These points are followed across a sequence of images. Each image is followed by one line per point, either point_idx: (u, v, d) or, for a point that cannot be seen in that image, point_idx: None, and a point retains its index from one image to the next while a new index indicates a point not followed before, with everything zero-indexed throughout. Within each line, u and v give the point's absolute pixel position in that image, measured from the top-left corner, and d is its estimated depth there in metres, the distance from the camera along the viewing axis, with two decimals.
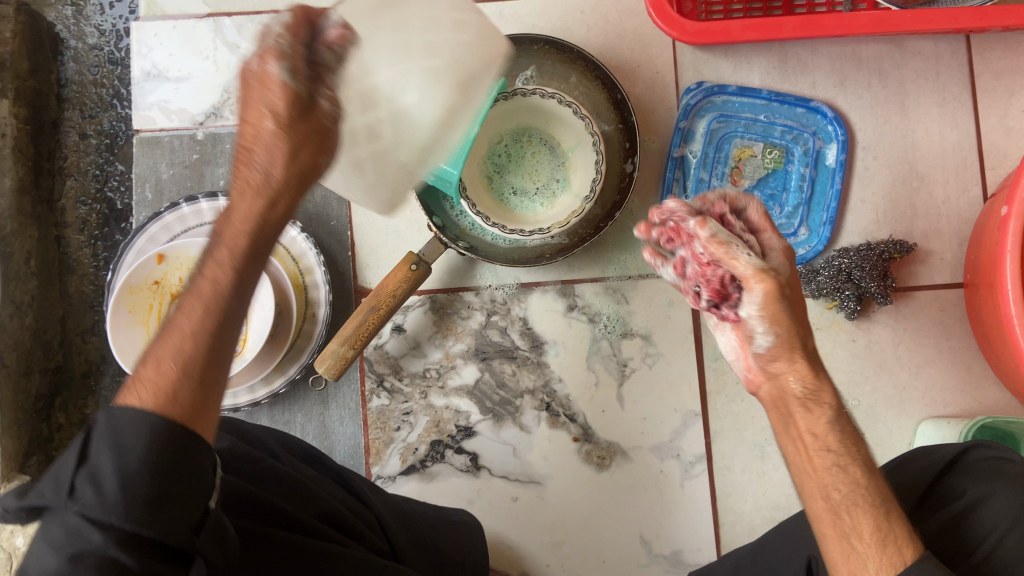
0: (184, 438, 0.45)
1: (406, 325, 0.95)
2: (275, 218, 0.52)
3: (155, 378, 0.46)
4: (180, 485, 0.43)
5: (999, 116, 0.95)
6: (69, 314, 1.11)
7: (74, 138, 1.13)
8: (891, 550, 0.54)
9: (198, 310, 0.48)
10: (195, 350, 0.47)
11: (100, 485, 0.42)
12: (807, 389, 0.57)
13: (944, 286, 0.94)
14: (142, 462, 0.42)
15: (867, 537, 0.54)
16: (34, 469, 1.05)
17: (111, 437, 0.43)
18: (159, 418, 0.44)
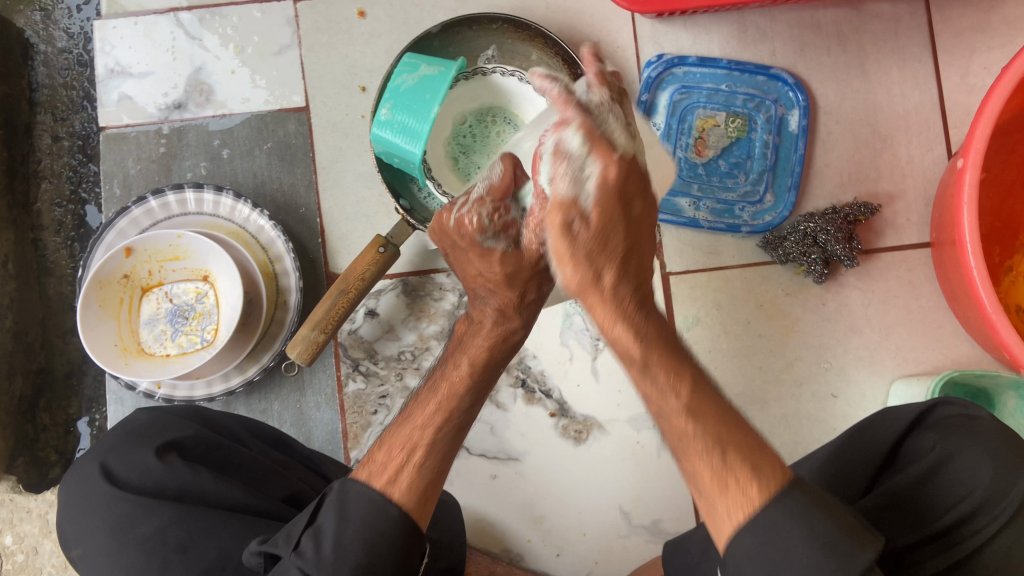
0: (395, 518, 0.54)
1: (379, 309, 0.95)
2: (501, 351, 0.67)
3: (386, 461, 0.58)
4: (388, 557, 0.53)
5: (961, 74, 0.96)
6: (50, 315, 1.09)
7: (47, 141, 1.11)
8: (738, 493, 0.50)
9: (428, 413, 0.61)
10: (427, 445, 0.59)
11: (335, 528, 0.54)
12: (626, 317, 0.57)
13: (911, 246, 0.95)
14: (359, 534, 0.53)
15: (711, 487, 0.51)
16: (21, 469, 1.05)
17: (341, 508, 0.55)
18: (383, 500, 0.55)
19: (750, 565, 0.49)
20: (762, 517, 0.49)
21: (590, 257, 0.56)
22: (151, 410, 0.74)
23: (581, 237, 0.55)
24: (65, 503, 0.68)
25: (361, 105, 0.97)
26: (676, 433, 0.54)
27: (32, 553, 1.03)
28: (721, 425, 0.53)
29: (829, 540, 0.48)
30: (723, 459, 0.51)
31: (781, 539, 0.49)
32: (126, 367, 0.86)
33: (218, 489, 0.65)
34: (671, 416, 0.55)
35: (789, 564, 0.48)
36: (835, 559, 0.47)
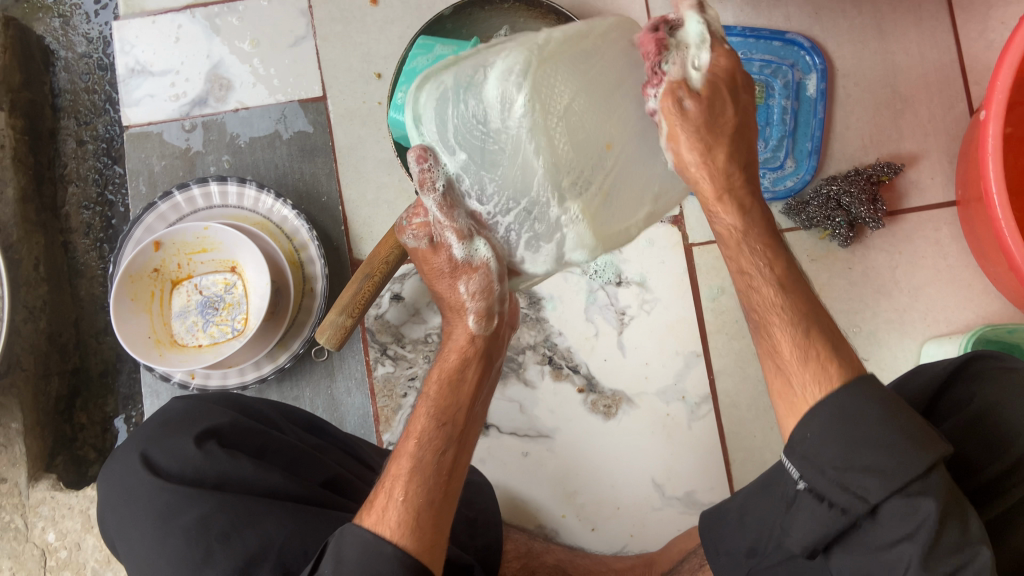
0: (378, 562, 0.52)
1: (404, 293, 0.96)
2: (465, 379, 0.61)
3: (376, 504, 0.56)
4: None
5: (979, 30, 0.95)
6: (82, 316, 1.11)
7: (72, 145, 1.12)
8: (818, 367, 0.55)
9: (398, 471, 0.57)
10: (408, 472, 0.57)
11: (329, 566, 0.52)
12: (761, 254, 0.60)
13: (937, 206, 0.94)
14: None
15: (794, 363, 0.56)
16: (61, 468, 1.06)
17: (336, 552, 0.53)
18: (377, 540, 0.53)
19: (825, 444, 0.51)
20: (832, 397, 0.52)
21: (701, 132, 0.56)
22: (186, 399, 0.74)
23: (692, 129, 0.56)
24: (106, 494, 0.69)
25: (377, 91, 0.98)
26: (764, 306, 0.59)
27: (75, 549, 1.01)
28: (829, 335, 0.56)
29: (908, 434, 0.49)
30: (807, 331, 0.56)
31: (860, 429, 0.50)
32: (160, 359, 0.88)
33: (258, 475, 0.66)
34: (761, 288, 0.59)
35: (866, 441, 0.50)
36: (898, 436, 0.49)
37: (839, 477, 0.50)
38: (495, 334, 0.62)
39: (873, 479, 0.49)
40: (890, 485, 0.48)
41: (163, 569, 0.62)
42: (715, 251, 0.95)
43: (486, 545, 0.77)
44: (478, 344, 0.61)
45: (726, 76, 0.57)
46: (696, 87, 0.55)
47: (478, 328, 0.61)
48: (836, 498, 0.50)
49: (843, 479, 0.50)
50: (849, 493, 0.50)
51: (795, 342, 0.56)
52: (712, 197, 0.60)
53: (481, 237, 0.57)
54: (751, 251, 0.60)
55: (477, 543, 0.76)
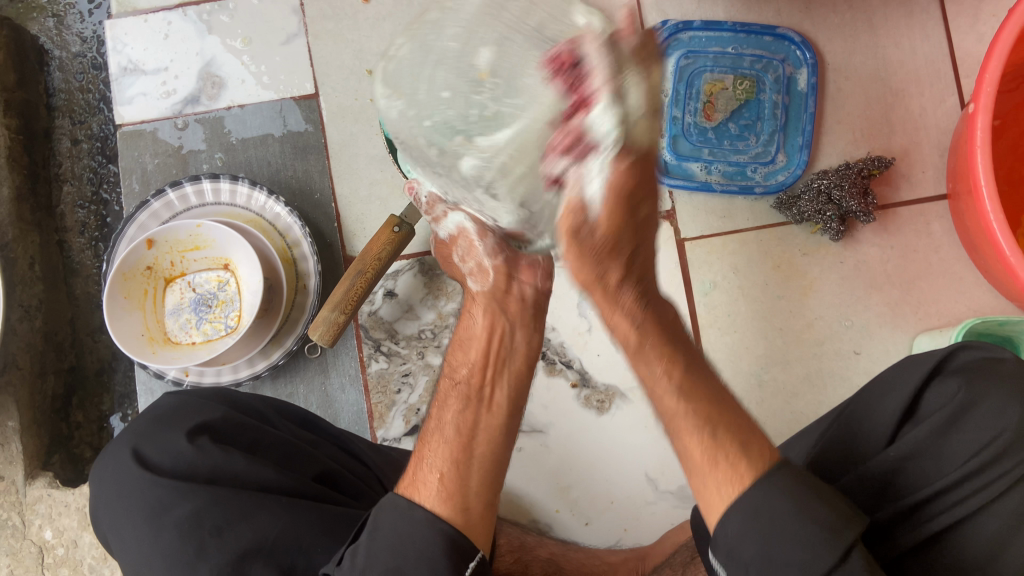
0: (412, 529, 0.55)
1: (398, 290, 0.96)
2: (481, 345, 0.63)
3: (410, 480, 0.60)
4: (421, 557, 0.53)
5: (970, 24, 0.95)
6: (78, 315, 1.12)
7: (67, 144, 1.13)
8: (729, 468, 0.51)
9: (428, 452, 0.61)
10: (436, 445, 0.60)
11: (365, 537, 0.55)
12: (626, 303, 0.54)
13: (929, 199, 0.94)
14: (387, 543, 0.54)
15: (703, 462, 0.52)
16: (57, 466, 1.06)
17: (373, 520, 0.56)
18: (408, 505, 0.56)
19: (744, 542, 0.50)
20: (751, 492, 0.50)
21: (598, 259, 0.50)
22: (177, 396, 0.74)
23: (589, 244, 0.49)
24: (98, 489, 0.69)
25: (370, 88, 0.98)
26: (668, 415, 0.55)
27: (72, 546, 1.01)
28: (709, 407, 0.54)
29: (824, 522, 0.49)
30: (713, 436, 0.53)
31: (776, 521, 0.49)
32: (154, 356, 0.88)
33: (251, 469, 0.67)
34: (662, 393, 0.56)
35: (783, 539, 0.49)
36: (813, 526, 0.48)
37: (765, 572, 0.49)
38: (501, 290, 0.64)
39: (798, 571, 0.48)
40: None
41: (157, 564, 0.62)
42: (708, 246, 0.96)
43: None
44: (482, 298, 0.64)
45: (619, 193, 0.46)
46: (599, 212, 0.47)
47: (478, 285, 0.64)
48: None
49: (768, 572, 0.49)
50: None
51: (694, 423, 0.53)
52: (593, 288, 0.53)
53: (455, 211, 0.62)
54: (648, 360, 0.56)
55: None
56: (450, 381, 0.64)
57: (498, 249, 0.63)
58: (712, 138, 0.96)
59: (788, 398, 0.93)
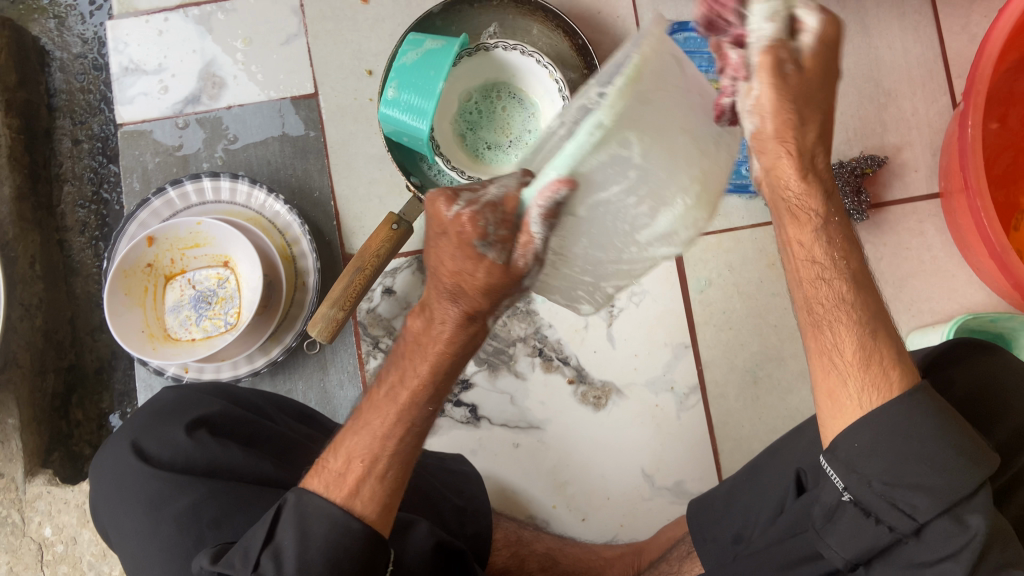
0: (343, 536, 0.53)
1: (396, 287, 0.97)
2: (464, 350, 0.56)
3: (329, 468, 0.57)
4: (355, 571, 0.53)
5: (961, 25, 0.96)
6: (78, 313, 1.12)
7: (67, 144, 1.13)
8: (878, 374, 0.55)
9: (363, 452, 0.56)
10: (378, 448, 0.56)
11: (294, 540, 0.53)
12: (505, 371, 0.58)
13: (921, 198, 0.96)
14: (319, 551, 0.52)
15: (852, 367, 0.56)
16: (56, 464, 1.07)
17: (301, 524, 0.54)
18: (344, 514, 0.54)
19: (872, 459, 0.53)
20: (886, 411, 0.54)
21: (796, 105, 0.53)
22: (175, 390, 0.74)
23: (784, 102, 0.53)
24: (97, 483, 0.69)
25: (369, 88, 0.99)
26: (807, 305, 0.58)
27: (72, 543, 1.02)
28: (869, 297, 0.57)
29: (960, 448, 0.52)
30: (873, 338, 0.56)
31: (907, 444, 0.53)
32: (153, 352, 0.89)
33: (248, 463, 0.66)
34: (809, 285, 0.58)
35: (912, 459, 0.52)
36: (957, 456, 0.52)
37: (886, 492, 0.53)
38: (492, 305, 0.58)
39: (922, 497, 0.51)
40: (941, 503, 0.51)
41: (155, 558, 0.61)
42: (703, 243, 0.96)
43: (477, 534, 0.77)
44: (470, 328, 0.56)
45: (824, 43, 0.53)
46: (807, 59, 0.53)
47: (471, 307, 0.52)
48: (885, 514, 0.53)
49: (890, 494, 0.53)
50: (898, 510, 0.52)
51: (849, 325, 0.56)
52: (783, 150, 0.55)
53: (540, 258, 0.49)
54: (794, 243, 0.59)
55: (467, 531, 0.76)
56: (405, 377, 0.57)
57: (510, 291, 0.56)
58: None
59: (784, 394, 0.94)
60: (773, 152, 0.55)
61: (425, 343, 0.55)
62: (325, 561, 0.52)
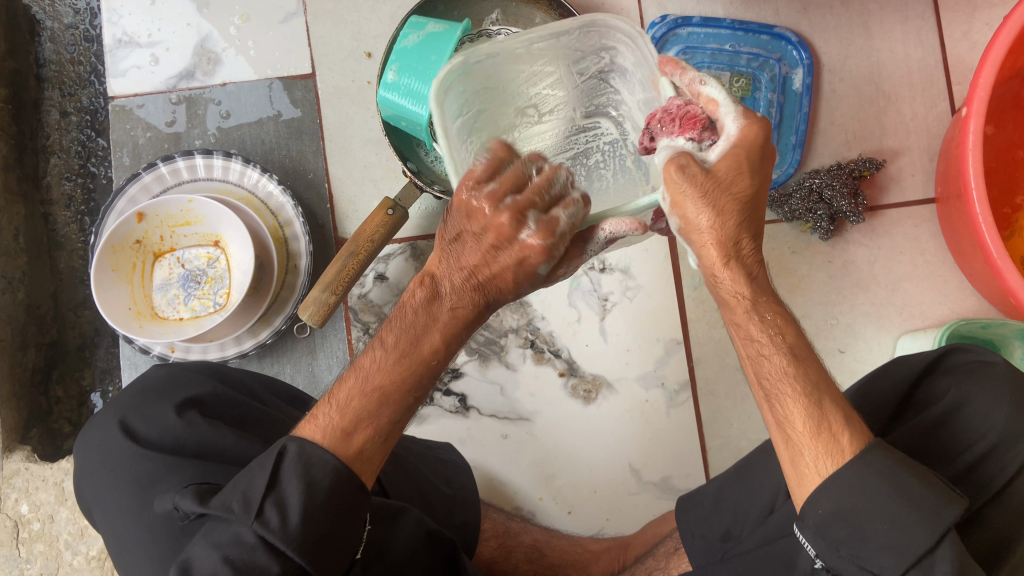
0: (349, 490, 0.52)
1: (389, 273, 0.95)
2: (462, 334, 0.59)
3: (320, 419, 0.55)
4: (350, 528, 0.51)
5: (963, 31, 0.96)
6: (61, 289, 1.10)
7: (55, 116, 1.11)
8: (829, 441, 0.54)
9: (359, 404, 0.55)
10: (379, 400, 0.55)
11: (297, 489, 0.50)
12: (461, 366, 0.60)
13: (916, 203, 0.96)
14: (322, 502, 0.50)
15: (804, 433, 0.55)
16: (35, 440, 1.05)
17: (304, 472, 0.51)
18: (346, 468, 0.52)
19: (834, 522, 0.53)
20: (847, 475, 0.53)
21: (726, 179, 0.54)
22: (167, 367, 0.72)
23: (696, 205, 0.54)
24: (83, 458, 0.67)
25: (367, 70, 0.98)
26: (770, 379, 0.57)
27: (48, 521, 1.01)
28: (819, 376, 0.56)
29: (916, 501, 0.52)
30: (818, 405, 0.55)
31: (864, 502, 0.52)
32: (140, 330, 0.87)
33: (238, 445, 0.64)
34: (767, 358, 0.57)
35: (870, 517, 0.52)
36: (917, 512, 0.52)
37: (855, 554, 0.52)
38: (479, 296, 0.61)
39: (888, 556, 0.51)
40: (905, 560, 0.51)
41: (140, 538, 0.61)
42: None
43: (464, 524, 0.77)
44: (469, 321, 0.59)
45: (740, 147, 0.54)
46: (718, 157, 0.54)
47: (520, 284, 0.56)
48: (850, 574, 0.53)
49: (856, 555, 0.52)
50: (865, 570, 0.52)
51: (796, 397, 0.55)
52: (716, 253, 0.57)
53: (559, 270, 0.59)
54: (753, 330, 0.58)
55: (454, 520, 0.76)
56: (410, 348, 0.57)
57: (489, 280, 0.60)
58: None
59: None
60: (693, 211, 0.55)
61: (438, 320, 0.57)
62: (326, 520, 0.50)
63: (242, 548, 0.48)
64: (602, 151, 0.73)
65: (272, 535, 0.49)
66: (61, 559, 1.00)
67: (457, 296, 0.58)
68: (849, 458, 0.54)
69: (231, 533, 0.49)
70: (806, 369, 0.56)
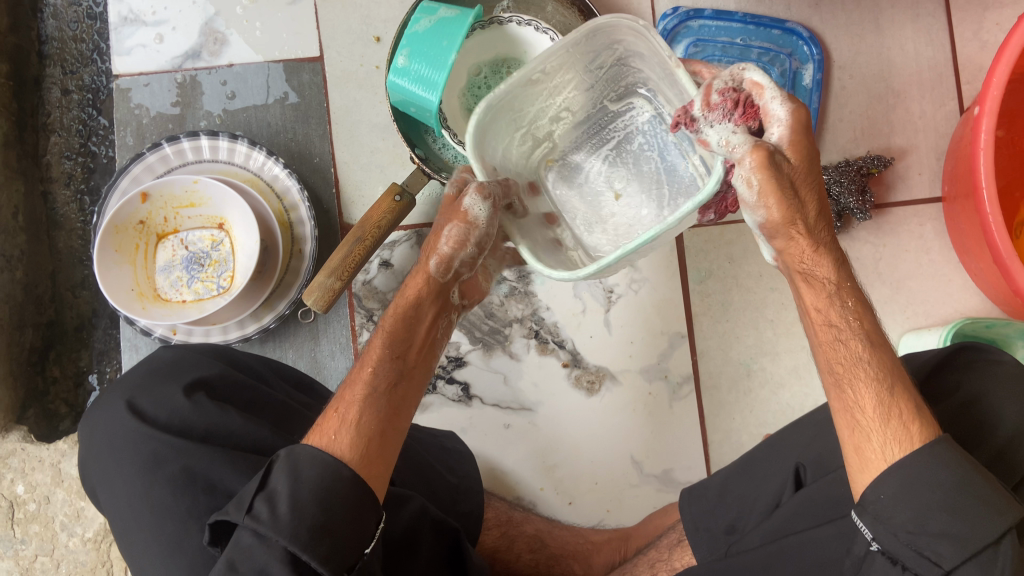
0: (340, 479, 0.52)
1: (393, 260, 0.95)
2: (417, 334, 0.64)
3: (325, 426, 0.57)
4: (348, 516, 0.51)
5: (974, 31, 0.96)
6: (59, 269, 1.09)
7: (56, 94, 1.09)
8: (900, 428, 0.55)
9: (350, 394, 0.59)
10: (360, 398, 0.58)
11: (286, 485, 0.51)
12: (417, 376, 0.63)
13: (923, 202, 0.96)
14: (313, 494, 0.51)
15: (874, 420, 0.56)
16: (32, 420, 1.04)
17: (293, 469, 0.52)
18: (335, 460, 0.53)
19: (896, 505, 0.53)
20: (915, 460, 0.54)
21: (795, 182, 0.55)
22: (175, 349, 0.71)
23: (782, 203, 0.55)
24: (88, 438, 0.67)
25: (376, 55, 0.97)
26: (839, 368, 0.58)
27: (44, 502, 1.00)
28: (889, 360, 0.58)
29: (982, 496, 0.52)
30: (890, 393, 0.56)
31: (926, 490, 0.53)
32: (142, 312, 0.87)
33: (247, 429, 0.64)
34: (840, 348, 0.58)
35: (933, 505, 0.53)
36: (978, 505, 0.52)
37: (913, 540, 0.53)
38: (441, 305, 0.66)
39: (946, 545, 0.51)
40: (965, 548, 0.51)
41: (145, 519, 0.60)
42: (705, 234, 0.96)
43: (467, 513, 0.77)
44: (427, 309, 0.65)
45: (799, 129, 0.55)
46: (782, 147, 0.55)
47: (436, 271, 0.66)
48: (907, 559, 0.52)
49: (914, 541, 0.52)
50: (923, 556, 0.52)
51: (867, 380, 0.56)
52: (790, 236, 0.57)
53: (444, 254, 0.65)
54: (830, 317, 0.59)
55: (458, 509, 0.76)
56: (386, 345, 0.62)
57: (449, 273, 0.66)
58: None
59: (776, 388, 0.94)
60: (783, 234, 0.57)
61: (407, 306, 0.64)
62: (318, 509, 0.50)
63: (242, 551, 0.49)
64: (643, 132, 0.75)
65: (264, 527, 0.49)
66: (56, 541, 0.99)
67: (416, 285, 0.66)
68: (919, 444, 0.54)
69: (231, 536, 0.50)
70: (882, 352, 0.58)
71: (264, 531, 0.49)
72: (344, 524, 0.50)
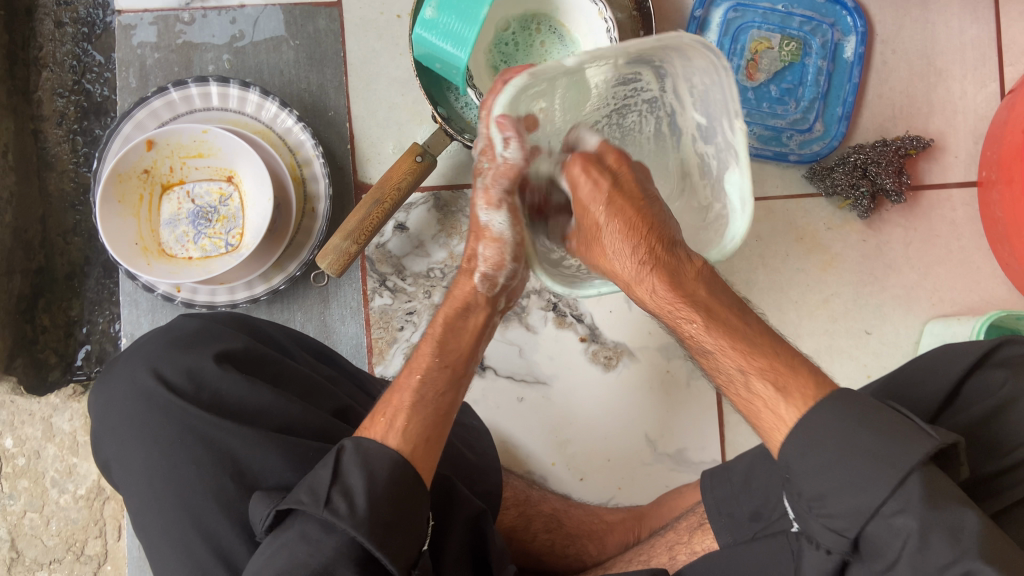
0: (410, 476, 0.54)
1: (409, 224, 0.91)
2: (466, 333, 0.66)
3: (372, 429, 0.58)
4: (414, 517, 0.52)
5: (1021, 10, 0.93)
6: (50, 213, 0.98)
7: (49, 26, 0.98)
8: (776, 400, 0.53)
9: (396, 401, 0.59)
10: (410, 405, 0.59)
11: (361, 479, 0.51)
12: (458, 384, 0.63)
13: (957, 186, 0.93)
14: (385, 495, 0.51)
15: (765, 396, 0.54)
16: (20, 372, 0.95)
17: (366, 464, 0.52)
18: (401, 459, 0.54)
19: (805, 478, 0.50)
20: (810, 419, 0.51)
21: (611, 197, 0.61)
22: (198, 318, 0.68)
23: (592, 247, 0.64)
24: (103, 408, 0.63)
25: (397, 3, 0.92)
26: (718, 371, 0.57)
27: (34, 457, 0.95)
28: (760, 345, 0.55)
29: (872, 450, 0.48)
30: (752, 375, 0.55)
31: (825, 450, 0.49)
32: (146, 268, 0.82)
33: (276, 405, 0.60)
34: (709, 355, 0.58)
35: (832, 466, 0.49)
36: (865, 461, 0.48)
37: (823, 519, 0.49)
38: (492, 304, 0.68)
39: (846, 515, 0.48)
40: (862, 512, 0.47)
41: (167, 501, 0.57)
42: None
43: (488, 492, 0.74)
44: (477, 308, 0.67)
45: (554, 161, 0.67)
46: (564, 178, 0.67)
47: (482, 287, 0.67)
48: (822, 538, 0.50)
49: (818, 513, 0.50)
50: (832, 532, 0.49)
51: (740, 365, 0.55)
52: (630, 280, 0.61)
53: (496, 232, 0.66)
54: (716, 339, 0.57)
55: (478, 489, 0.73)
56: (436, 349, 0.64)
57: (493, 286, 0.67)
58: (751, 98, 0.92)
59: None
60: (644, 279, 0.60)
61: (457, 318, 0.66)
62: (388, 510, 0.50)
63: (311, 542, 0.49)
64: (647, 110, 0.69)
65: (340, 520, 0.49)
66: (47, 497, 0.95)
67: (465, 290, 0.67)
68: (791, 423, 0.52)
69: (303, 522, 0.50)
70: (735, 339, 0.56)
71: (337, 523, 0.49)
72: (409, 528, 0.51)
